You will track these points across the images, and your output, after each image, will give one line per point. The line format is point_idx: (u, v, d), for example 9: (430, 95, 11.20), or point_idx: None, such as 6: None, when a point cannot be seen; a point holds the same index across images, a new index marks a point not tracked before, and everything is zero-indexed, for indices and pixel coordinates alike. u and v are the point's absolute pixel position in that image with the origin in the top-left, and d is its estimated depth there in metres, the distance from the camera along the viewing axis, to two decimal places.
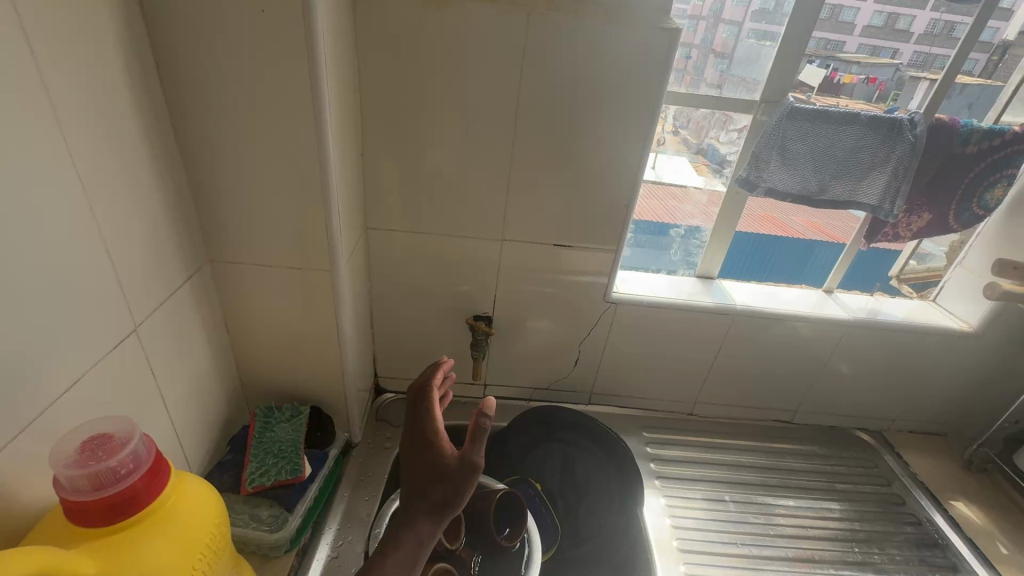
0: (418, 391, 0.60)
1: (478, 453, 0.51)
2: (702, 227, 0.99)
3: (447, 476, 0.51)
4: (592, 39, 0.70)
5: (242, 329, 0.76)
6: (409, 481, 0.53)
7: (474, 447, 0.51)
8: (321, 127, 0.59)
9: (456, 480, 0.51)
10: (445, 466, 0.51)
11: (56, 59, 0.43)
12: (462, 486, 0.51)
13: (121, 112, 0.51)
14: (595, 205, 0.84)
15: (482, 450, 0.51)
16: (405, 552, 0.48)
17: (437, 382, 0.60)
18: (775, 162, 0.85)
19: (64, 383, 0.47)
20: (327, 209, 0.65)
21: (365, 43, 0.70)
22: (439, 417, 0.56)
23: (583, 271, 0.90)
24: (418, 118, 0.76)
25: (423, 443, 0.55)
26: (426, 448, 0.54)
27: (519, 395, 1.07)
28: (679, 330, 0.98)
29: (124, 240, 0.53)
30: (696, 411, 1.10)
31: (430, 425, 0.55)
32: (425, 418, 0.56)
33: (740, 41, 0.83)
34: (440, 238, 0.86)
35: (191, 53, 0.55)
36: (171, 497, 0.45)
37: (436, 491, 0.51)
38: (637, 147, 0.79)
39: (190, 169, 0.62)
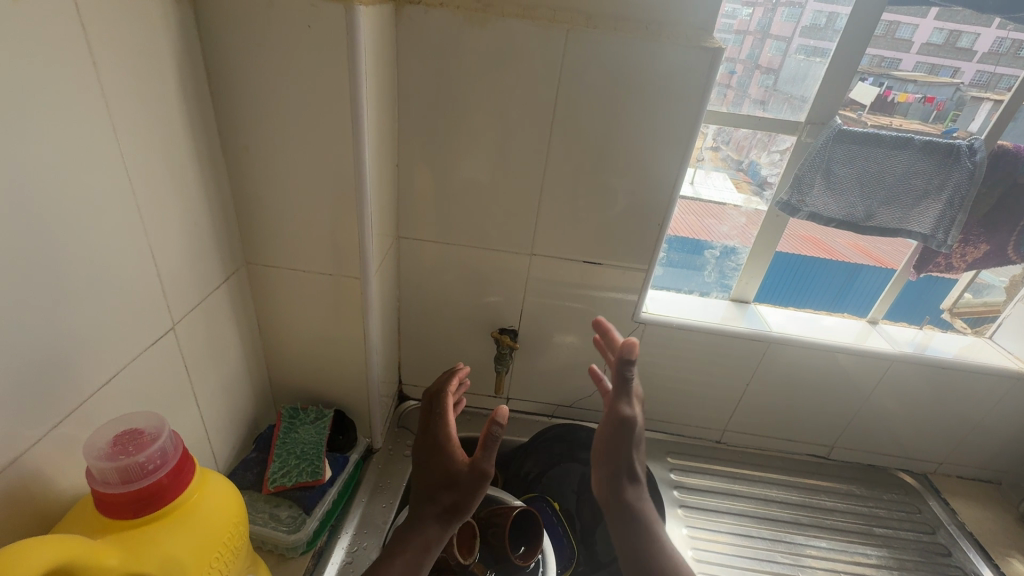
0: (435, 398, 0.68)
1: (487, 463, 0.60)
2: (739, 248, 0.96)
3: (458, 482, 0.60)
4: (631, 55, 0.69)
5: (274, 331, 0.78)
6: (423, 486, 0.62)
7: (484, 456, 0.60)
8: (359, 139, 0.61)
9: (465, 486, 0.60)
10: (456, 474, 0.60)
11: (116, 73, 0.46)
12: (472, 492, 0.60)
13: (171, 119, 0.54)
14: (628, 224, 0.83)
15: (491, 460, 0.60)
16: (413, 553, 0.58)
17: (451, 390, 0.68)
18: (819, 185, 0.82)
19: (103, 376, 0.49)
20: (361, 218, 0.66)
21: (405, 56, 0.71)
22: (452, 427, 0.65)
23: (613, 288, 0.89)
24: (454, 130, 0.77)
25: (435, 449, 0.63)
26: (439, 456, 0.62)
27: (542, 411, 1.05)
28: (711, 354, 0.95)
29: (167, 240, 0.56)
30: (726, 439, 1.06)
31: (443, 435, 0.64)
32: (439, 428, 0.64)
33: (788, 58, 0.80)
34: (469, 249, 0.87)
35: (241, 65, 0.58)
36: (196, 492, 0.46)
37: (447, 497, 0.60)
38: (673, 165, 0.77)
39: (233, 173, 0.65)
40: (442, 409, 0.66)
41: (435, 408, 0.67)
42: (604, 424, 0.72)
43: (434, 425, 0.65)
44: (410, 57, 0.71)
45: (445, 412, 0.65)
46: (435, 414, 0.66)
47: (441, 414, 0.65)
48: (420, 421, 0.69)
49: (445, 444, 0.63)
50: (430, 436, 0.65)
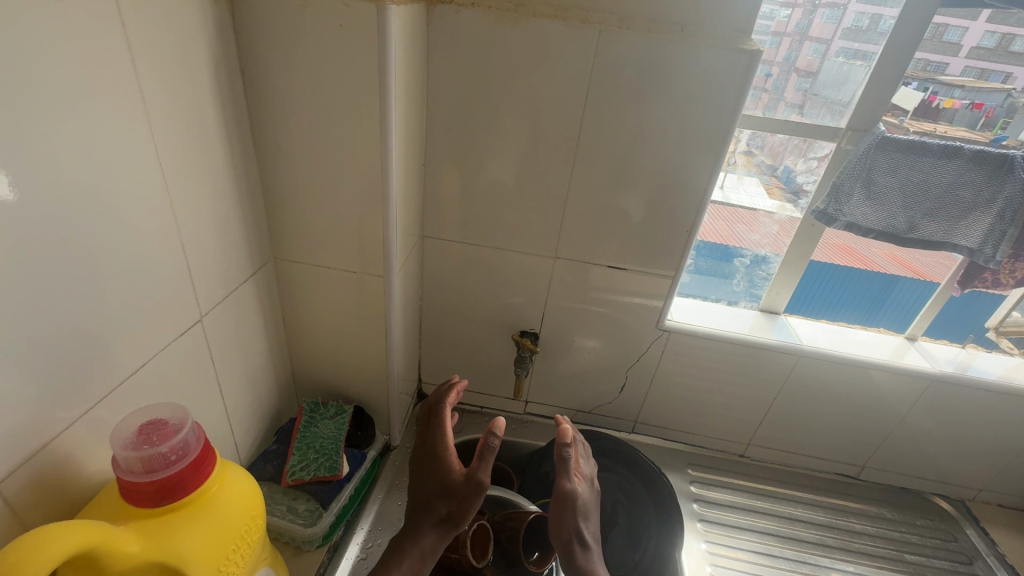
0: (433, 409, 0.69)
1: (483, 472, 0.59)
2: (770, 257, 0.93)
3: (455, 489, 0.59)
4: (664, 57, 0.68)
5: (298, 325, 0.79)
6: (420, 496, 0.62)
7: (480, 464, 0.59)
8: (386, 138, 0.61)
9: (461, 493, 0.59)
10: (453, 483, 0.60)
11: (153, 70, 0.47)
12: (469, 501, 0.59)
13: (205, 116, 0.55)
14: (655, 229, 0.81)
15: (487, 468, 0.59)
16: (409, 565, 0.57)
17: (449, 402, 0.69)
18: (859, 194, 0.79)
19: (133, 366, 0.51)
20: (385, 217, 0.66)
21: (435, 55, 0.71)
22: (448, 436, 0.65)
23: (638, 293, 0.87)
24: (481, 130, 0.76)
25: (432, 459, 0.63)
26: (436, 466, 0.62)
27: (561, 416, 1.04)
28: (737, 365, 0.92)
29: (197, 234, 0.57)
30: (750, 453, 1.03)
31: (439, 443, 0.64)
32: (436, 439, 0.64)
33: (827, 61, 0.77)
34: (492, 250, 0.86)
35: (274, 63, 0.58)
36: (215, 484, 0.46)
37: (443, 506, 0.60)
38: (705, 170, 0.75)
39: (263, 169, 0.66)
40: (439, 420, 0.67)
41: (433, 418, 0.68)
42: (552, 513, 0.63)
43: (433, 434, 0.65)
44: (439, 56, 0.71)
45: (443, 420, 0.66)
46: (434, 423, 0.67)
47: (439, 422, 0.66)
48: (420, 432, 0.69)
49: (442, 454, 0.63)
50: (428, 445, 0.65)
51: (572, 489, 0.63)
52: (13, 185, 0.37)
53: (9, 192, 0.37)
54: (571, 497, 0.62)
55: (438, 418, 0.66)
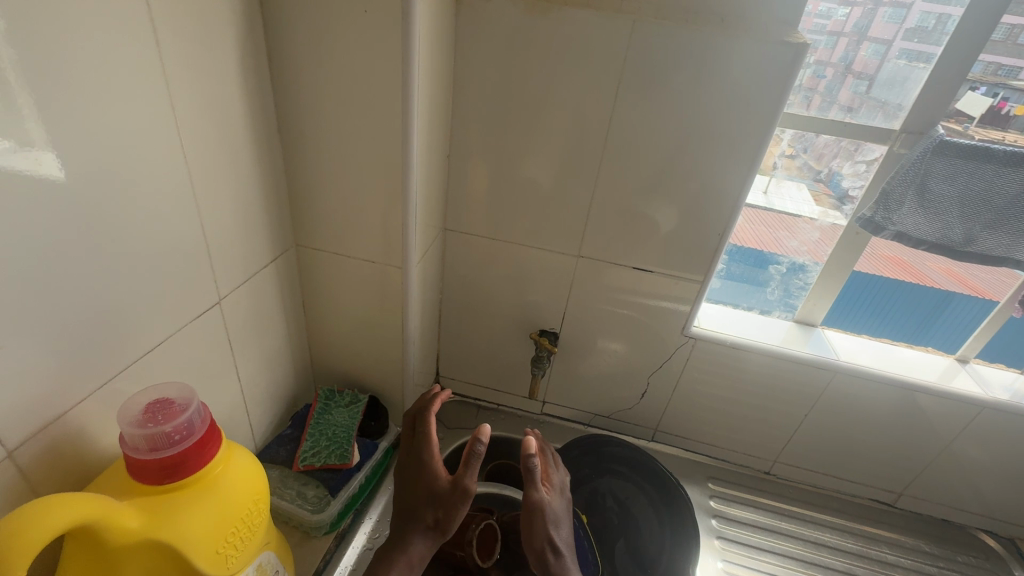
0: (417, 417, 0.67)
1: (469, 478, 0.59)
2: (809, 265, 0.87)
3: (441, 497, 0.59)
4: (700, 50, 0.64)
5: (317, 312, 0.80)
6: (406, 505, 0.61)
7: (467, 471, 0.58)
8: (408, 126, 0.60)
9: (448, 501, 0.59)
10: (440, 490, 0.59)
11: (178, 52, 0.48)
12: (455, 508, 0.59)
13: (230, 99, 0.55)
14: (684, 232, 0.77)
15: (473, 475, 0.59)
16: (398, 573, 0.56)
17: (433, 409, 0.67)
18: (911, 203, 0.73)
19: (150, 343, 0.52)
20: (405, 207, 0.66)
21: (463, 44, 0.70)
22: (434, 444, 0.64)
23: (663, 296, 0.84)
24: (507, 123, 0.74)
25: (417, 468, 0.62)
26: (422, 475, 0.61)
27: (578, 419, 1.02)
28: (767, 378, 0.88)
29: (218, 217, 0.57)
30: (776, 470, 0.98)
31: (425, 452, 0.63)
32: (421, 448, 0.63)
33: (886, 62, 0.72)
34: (514, 246, 0.85)
35: (299, 49, 0.58)
36: (220, 465, 0.47)
37: (430, 514, 0.59)
38: (740, 171, 0.71)
39: (287, 155, 0.66)
40: (424, 428, 0.65)
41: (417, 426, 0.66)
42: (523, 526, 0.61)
43: (418, 443, 0.64)
44: (467, 45, 0.70)
45: (429, 429, 0.64)
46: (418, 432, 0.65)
47: (424, 431, 0.64)
48: (404, 440, 0.67)
49: (428, 463, 0.62)
50: (413, 454, 0.64)
51: (540, 499, 0.60)
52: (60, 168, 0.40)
53: (61, 174, 0.40)
54: (538, 508, 0.60)
55: (423, 426, 0.65)
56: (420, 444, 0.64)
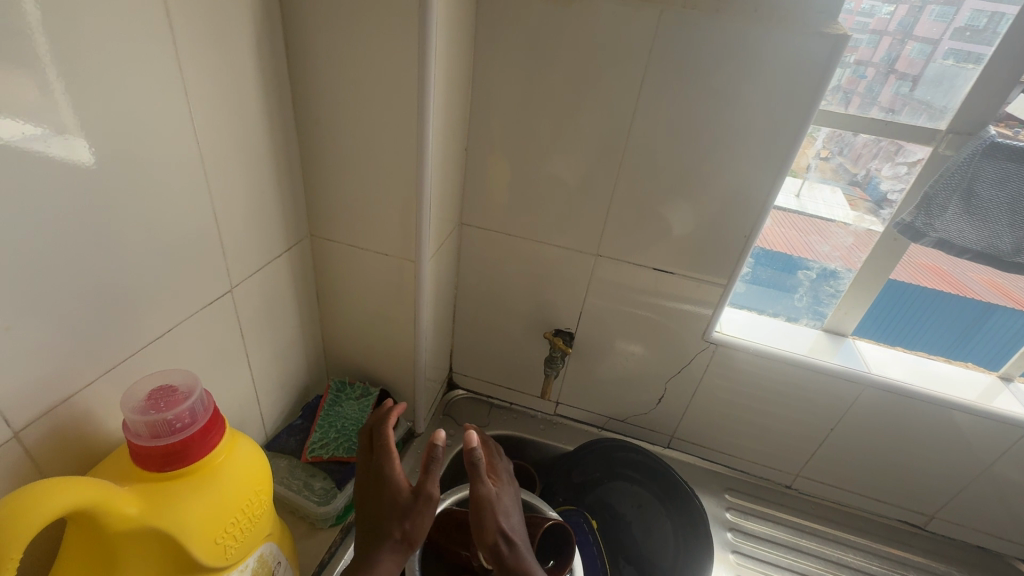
0: (373, 430, 0.64)
1: (432, 485, 0.57)
2: (841, 272, 0.83)
3: (405, 509, 0.56)
4: (731, 41, 0.61)
5: (330, 303, 0.80)
6: (368, 523, 0.58)
7: (428, 478, 0.57)
8: (424, 117, 0.59)
9: (411, 511, 0.57)
10: (402, 502, 0.57)
11: (193, 37, 0.47)
12: (420, 518, 0.57)
13: (246, 87, 0.55)
14: (708, 233, 0.74)
15: (435, 481, 0.57)
16: None
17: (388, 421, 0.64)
18: (955, 208, 0.68)
19: (161, 329, 0.52)
20: (419, 200, 0.65)
21: (483, 34, 0.68)
22: (394, 456, 0.61)
23: (684, 299, 0.81)
24: (526, 116, 0.72)
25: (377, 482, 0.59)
26: (384, 489, 0.58)
27: (592, 421, 1.00)
28: (791, 389, 0.84)
29: (232, 206, 0.57)
30: (798, 485, 0.94)
31: (385, 465, 0.60)
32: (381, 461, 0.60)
33: (932, 63, 0.68)
34: (531, 243, 0.83)
35: (317, 36, 0.58)
36: (222, 454, 0.46)
37: (394, 529, 0.56)
38: (770, 170, 0.68)
39: (303, 144, 0.65)
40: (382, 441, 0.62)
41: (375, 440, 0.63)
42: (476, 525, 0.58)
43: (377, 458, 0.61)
44: (487, 35, 0.68)
45: (387, 442, 0.61)
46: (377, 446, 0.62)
47: (383, 445, 0.61)
48: (361, 456, 0.64)
49: (388, 476, 0.59)
50: (373, 470, 0.61)
51: (488, 491, 0.59)
52: (83, 154, 0.40)
53: (88, 160, 0.41)
54: (488, 501, 0.58)
55: (380, 440, 0.62)
56: (380, 459, 0.61)
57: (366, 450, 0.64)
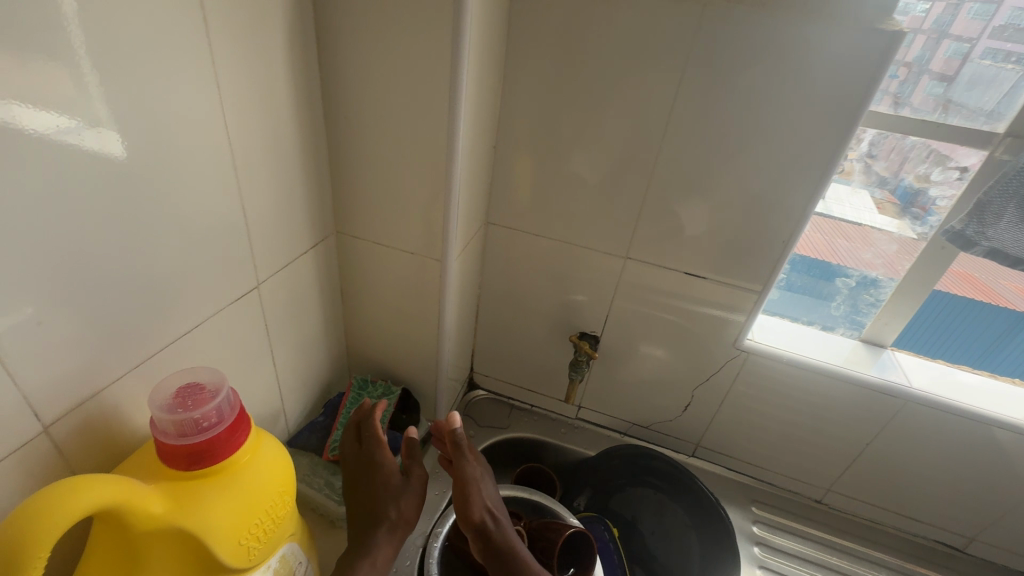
0: (361, 423, 0.70)
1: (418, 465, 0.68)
2: (882, 280, 0.79)
3: (399, 488, 0.65)
4: (777, 38, 0.58)
5: (354, 301, 0.79)
6: (363, 506, 0.65)
7: (413, 460, 0.68)
8: (455, 114, 0.57)
9: (403, 490, 0.66)
10: (394, 483, 0.66)
11: (227, 30, 0.46)
12: (410, 496, 0.66)
13: (277, 82, 0.54)
14: (743, 237, 0.71)
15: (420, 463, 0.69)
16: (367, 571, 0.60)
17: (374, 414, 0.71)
18: (1011, 216, 0.63)
19: (189, 325, 0.51)
20: (447, 199, 0.63)
21: (516, 29, 0.66)
22: (383, 444, 0.68)
23: (715, 306, 0.78)
24: (557, 113, 0.70)
25: (370, 468, 0.66)
26: (377, 474, 0.66)
27: (614, 427, 0.98)
28: (824, 401, 0.81)
29: (261, 202, 0.57)
30: (828, 500, 0.91)
31: (377, 452, 0.67)
32: (373, 449, 0.67)
33: (969, 63, 0.64)
34: (558, 244, 0.81)
35: (349, 30, 0.56)
36: (248, 454, 0.46)
37: (389, 510, 0.64)
38: (812, 173, 0.65)
39: (332, 140, 0.65)
40: (370, 431, 0.69)
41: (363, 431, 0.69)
42: (457, 501, 0.65)
43: (368, 447, 0.68)
44: (521, 30, 0.66)
45: (376, 432, 0.68)
46: (366, 436, 0.68)
47: (373, 435, 0.68)
48: (347, 447, 0.70)
49: (380, 462, 0.67)
50: (364, 458, 0.67)
51: (470, 468, 0.67)
52: (115, 147, 0.40)
53: (120, 152, 0.40)
54: (470, 476, 0.66)
55: (370, 430, 0.69)
56: (371, 447, 0.68)
57: (353, 441, 0.70)
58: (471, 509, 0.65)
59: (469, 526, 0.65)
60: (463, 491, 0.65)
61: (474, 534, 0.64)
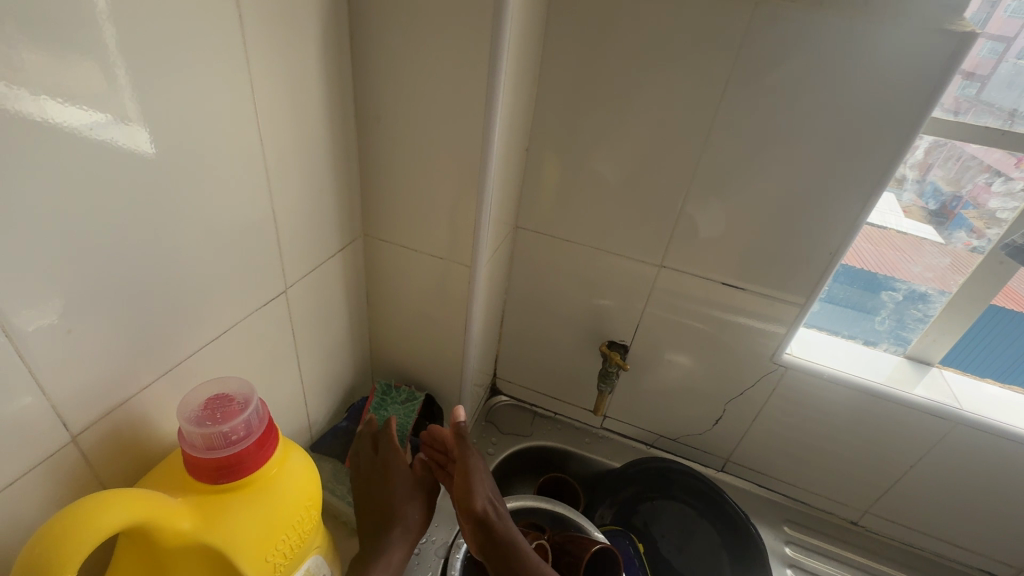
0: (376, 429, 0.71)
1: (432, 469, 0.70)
2: (931, 295, 0.74)
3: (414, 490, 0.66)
4: (833, 39, 0.55)
5: (380, 305, 0.78)
6: (379, 509, 0.64)
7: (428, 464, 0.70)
8: (490, 116, 0.55)
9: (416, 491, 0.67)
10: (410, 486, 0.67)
11: (262, 28, 0.45)
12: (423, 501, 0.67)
13: (309, 81, 0.53)
14: (786, 248, 0.68)
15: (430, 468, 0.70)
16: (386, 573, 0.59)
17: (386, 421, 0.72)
18: None
19: (216, 330, 0.50)
20: (478, 203, 0.61)
21: (554, 27, 0.64)
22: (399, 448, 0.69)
23: (752, 318, 0.75)
24: (593, 115, 0.68)
25: (387, 471, 0.67)
26: (394, 477, 0.66)
27: (640, 438, 0.95)
28: (866, 420, 0.77)
29: (291, 205, 0.55)
30: (865, 521, 0.87)
31: (394, 456, 0.68)
32: (390, 453, 0.68)
33: (1004, 61, 0.60)
34: (589, 250, 0.78)
35: (383, 28, 0.55)
36: (276, 467, 0.44)
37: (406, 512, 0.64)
38: (864, 182, 0.61)
39: (362, 141, 0.63)
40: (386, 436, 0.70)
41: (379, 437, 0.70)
42: (458, 491, 0.64)
43: (386, 451, 0.68)
44: (559, 28, 0.64)
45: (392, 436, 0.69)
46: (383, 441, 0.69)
47: (391, 439, 0.69)
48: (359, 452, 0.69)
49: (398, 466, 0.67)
50: (380, 462, 0.68)
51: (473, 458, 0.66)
52: (145, 145, 0.38)
53: (149, 149, 0.39)
54: (472, 466, 0.65)
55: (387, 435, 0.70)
56: (389, 451, 0.68)
57: (366, 446, 0.70)
58: (470, 499, 0.63)
59: (469, 516, 0.63)
60: (463, 480, 0.64)
61: (474, 525, 0.63)
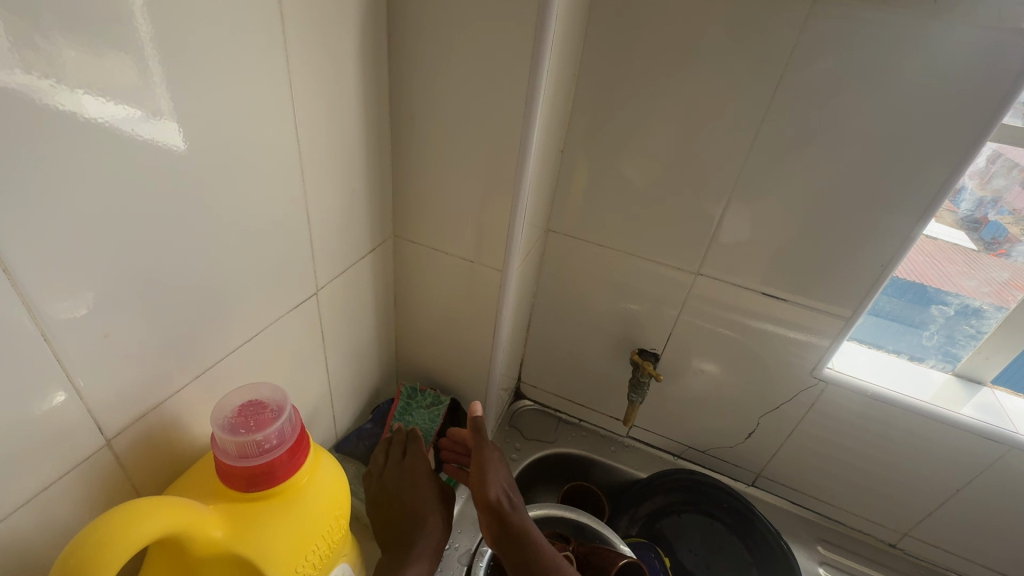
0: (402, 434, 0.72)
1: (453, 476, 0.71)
2: (985, 311, 0.70)
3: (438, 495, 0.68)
4: (897, 41, 0.52)
5: (407, 307, 0.77)
6: (405, 512, 0.64)
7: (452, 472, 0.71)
8: (529, 119, 0.53)
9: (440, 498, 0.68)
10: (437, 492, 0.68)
11: (301, 27, 0.44)
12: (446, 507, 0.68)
13: (346, 81, 0.51)
14: (832, 258, 0.65)
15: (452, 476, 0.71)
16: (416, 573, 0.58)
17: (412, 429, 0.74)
18: None
19: (248, 333, 0.50)
20: (512, 207, 0.60)
21: (596, 25, 0.61)
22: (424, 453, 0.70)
23: (792, 330, 0.72)
24: (633, 118, 0.65)
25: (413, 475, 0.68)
26: (421, 481, 0.67)
27: (667, 448, 0.93)
28: (910, 440, 0.74)
29: (323, 207, 0.54)
30: (903, 544, 0.83)
31: (420, 459, 0.69)
32: (416, 457, 0.69)
33: None
34: (622, 256, 0.76)
35: (421, 26, 0.53)
36: (306, 476, 0.43)
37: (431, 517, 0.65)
38: (921, 191, 0.58)
39: (396, 142, 0.62)
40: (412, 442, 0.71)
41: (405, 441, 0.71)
42: (475, 485, 0.63)
43: (412, 455, 0.69)
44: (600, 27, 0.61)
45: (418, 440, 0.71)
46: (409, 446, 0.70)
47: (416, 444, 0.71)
48: (384, 457, 0.70)
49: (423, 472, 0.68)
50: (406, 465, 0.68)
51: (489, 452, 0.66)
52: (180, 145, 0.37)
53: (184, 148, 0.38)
54: (489, 459, 0.65)
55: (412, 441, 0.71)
56: (414, 454, 0.70)
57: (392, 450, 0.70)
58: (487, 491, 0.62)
59: (485, 510, 0.62)
60: (479, 471, 0.64)
61: (490, 519, 0.61)
